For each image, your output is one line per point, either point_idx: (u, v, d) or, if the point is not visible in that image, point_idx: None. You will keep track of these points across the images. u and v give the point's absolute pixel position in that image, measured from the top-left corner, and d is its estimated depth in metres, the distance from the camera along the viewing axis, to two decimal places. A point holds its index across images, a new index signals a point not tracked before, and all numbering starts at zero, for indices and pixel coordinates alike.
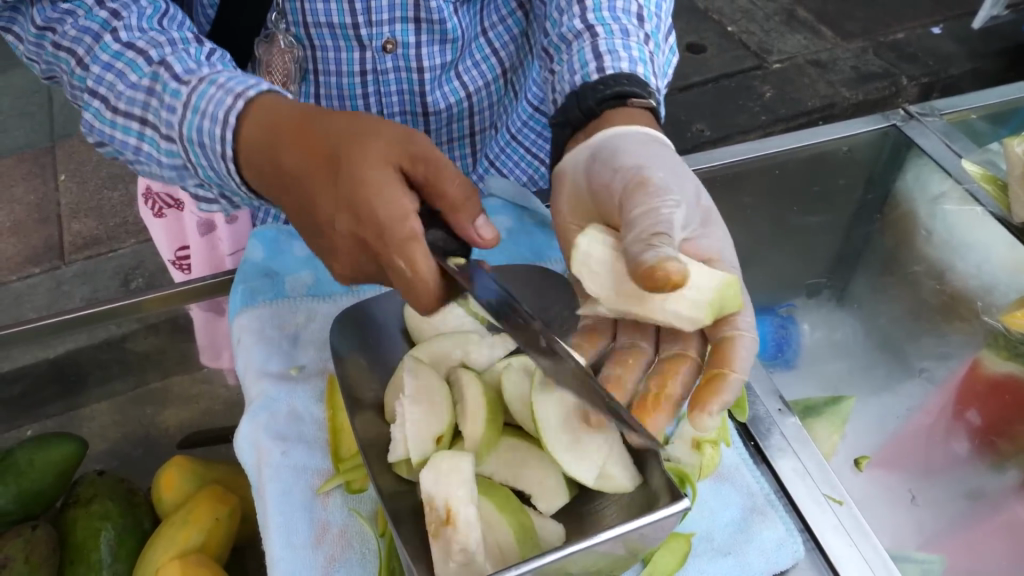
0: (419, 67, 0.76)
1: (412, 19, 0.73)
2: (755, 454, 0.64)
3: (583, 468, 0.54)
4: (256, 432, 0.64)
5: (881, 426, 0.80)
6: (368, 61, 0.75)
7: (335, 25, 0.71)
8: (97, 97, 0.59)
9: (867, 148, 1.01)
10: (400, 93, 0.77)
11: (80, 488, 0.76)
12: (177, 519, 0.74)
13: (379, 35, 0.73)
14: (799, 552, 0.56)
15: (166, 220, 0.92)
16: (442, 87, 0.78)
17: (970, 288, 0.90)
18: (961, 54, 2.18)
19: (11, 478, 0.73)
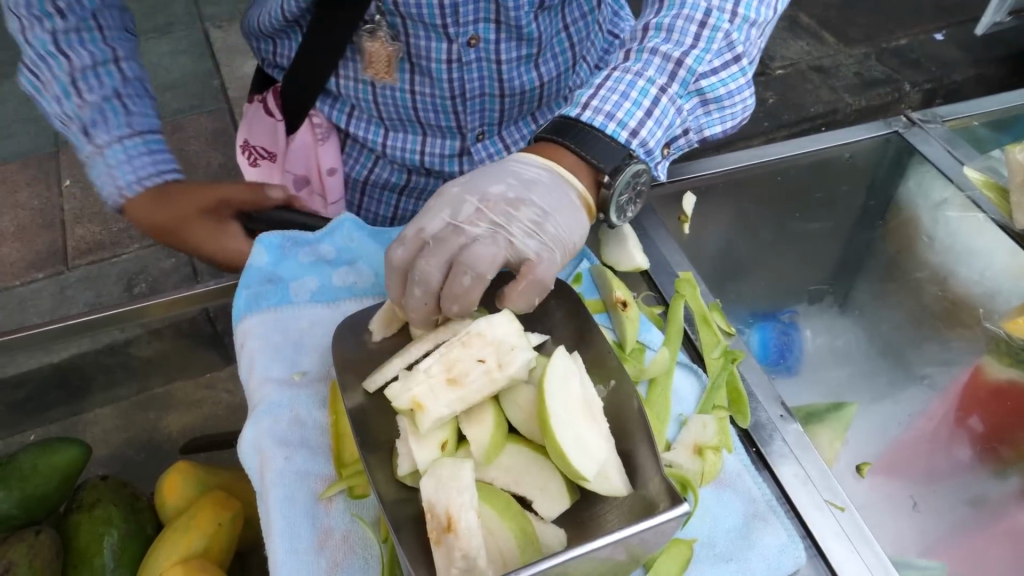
0: (498, 59, 0.86)
1: (493, 20, 0.82)
2: (757, 460, 0.64)
3: (581, 462, 0.53)
4: (259, 437, 0.65)
5: (883, 433, 0.80)
6: (454, 53, 0.84)
7: (427, 22, 0.80)
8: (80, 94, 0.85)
9: (869, 154, 1.02)
10: (482, 80, 0.87)
11: (82, 492, 0.77)
12: (179, 525, 0.75)
13: (465, 32, 0.82)
14: (801, 558, 0.56)
15: (259, 170, 0.99)
16: (519, 75, 0.88)
17: (973, 294, 0.90)
18: (965, 60, 2.19)
19: (16, 483, 0.75)
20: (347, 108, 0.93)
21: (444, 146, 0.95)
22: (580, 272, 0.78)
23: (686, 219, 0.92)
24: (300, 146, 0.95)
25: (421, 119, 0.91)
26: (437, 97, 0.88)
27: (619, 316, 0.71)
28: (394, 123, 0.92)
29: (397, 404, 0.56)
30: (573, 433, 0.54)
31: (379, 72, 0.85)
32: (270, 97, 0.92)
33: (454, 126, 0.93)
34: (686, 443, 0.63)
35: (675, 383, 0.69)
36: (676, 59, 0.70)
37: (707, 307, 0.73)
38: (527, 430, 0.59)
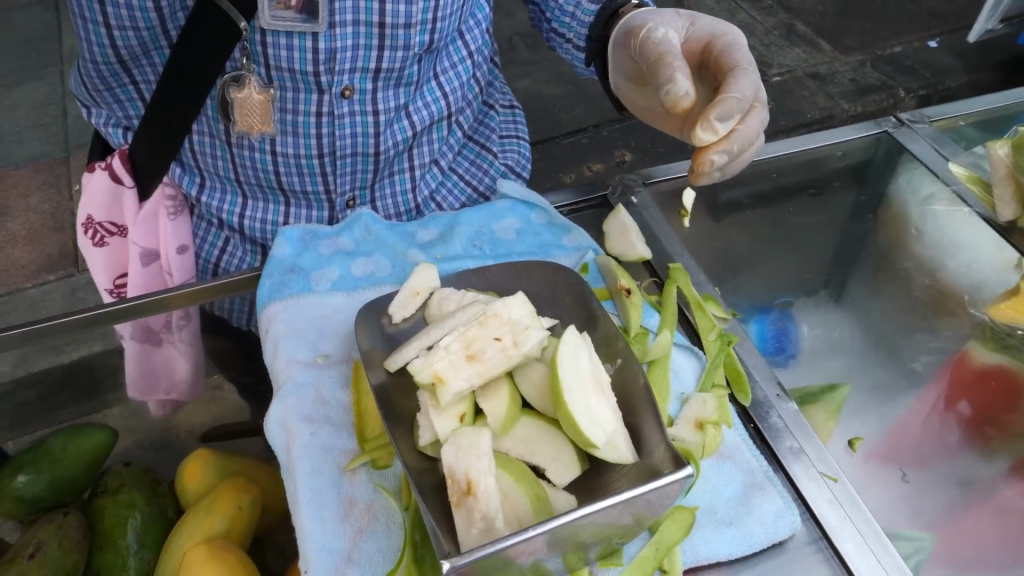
0: (375, 110, 0.84)
1: (371, 69, 0.81)
2: (755, 435, 0.68)
3: (592, 430, 0.57)
4: (285, 415, 0.69)
5: (877, 415, 0.84)
6: (325, 104, 0.81)
7: (297, 71, 0.77)
8: None
9: (862, 152, 1.07)
10: (354, 137, 0.84)
11: (107, 479, 0.76)
12: (201, 508, 0.74)
13: (340, 82, 0.80)
14: (796, 523, 0.61)
15: (106, 250, 0.91)
16: (394, 128, 0.87)
17: (960, 285, 0.94)
18: (958, 67, 2.25)
19: (46, 463, 0.75)
20: (200, 175, 0.88)
21: (311, 217, 0.92)
22: (586, 262, 0.82)
23: (685, 213, 0.96)
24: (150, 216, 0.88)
25: (283, 185, 0.87)
26: (300, 155, 0.84)
27: (623, 302, 0.75)
28: (254, 190, 0.88)
29: (419, 378, 0.59)
30: (583, 402, 0.58)
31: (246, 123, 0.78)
32: (115, 160, 0.84)
33: (322, 191, 0.89)
34: (688, 418, 0.67)
35: (676, 364, 0.73)
36: None
37: (700, 296, 0.78)
38: (540, 404, 0.64)
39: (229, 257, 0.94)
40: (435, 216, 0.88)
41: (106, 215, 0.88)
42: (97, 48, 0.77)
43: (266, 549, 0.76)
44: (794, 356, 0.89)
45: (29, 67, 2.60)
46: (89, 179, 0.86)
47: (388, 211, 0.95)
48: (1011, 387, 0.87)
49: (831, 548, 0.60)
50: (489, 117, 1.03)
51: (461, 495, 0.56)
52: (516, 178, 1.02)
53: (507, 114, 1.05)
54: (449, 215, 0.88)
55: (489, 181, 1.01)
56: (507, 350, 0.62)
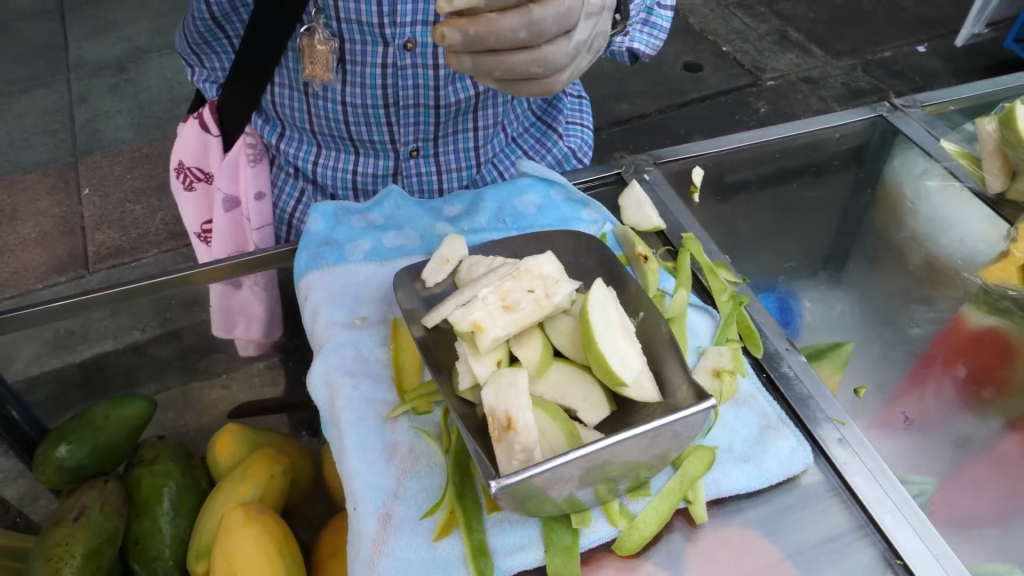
0: (435, 65, 0.90)
1: (432, 23, 0.88)
2: (767, 384, 0.73)
3: (621, 369, 0.62)
4: (328, 371, 0.74)
5: (880, 378, 0.90)
6: (389, 57, 0.89)
7: (364, 23, 0.86)
8: None
9: (859, 136, 1.12)
10: (416, 88, 0.92)
11: (142, 450, 0.82)
12: (235, 476, 0.80)
13: (402, 35, 0.87)
14: (809, 458, 0.66)
15: (195, 195, 1.01)
16: (455, 85, 0.93)
17: (954, 256, 1.00)
18: (946, 71, 2.32)
19: (89, 433, 0.80)
20: (280, 126, 0.98)
21: (377, 166, 1.00)
22: (604, 232, 0.87)
23: (696, 189, 1.03)
24: (231, 163, 0.97)
25: (353, 135, 0.95)
26: (367, 105, 0.92)
27: (640, 266, 0.80)
28: (327, 140, 0.97)
29: (459, 326, 0.64)
30: (611, 345, 0.63)
31: (316, 70, 0.87)
32: (205, 111, 0.94)
33: (387, 140, 0.97)
34: (705, 367, 0.72)
35: (691, 322, 0.78)
36: None
37: (711, 262, 0.83)
38: (570, 353, 0.69)
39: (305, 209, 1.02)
40: (460, 193, 0.93)
41: (195, 159, 0.97)
42: (196, 6, 0.88)
43: (294, 518, 0.81)
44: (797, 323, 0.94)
45: (36, 76, 2.64)
46: (182, 129, 0.96)
47: (449, 166, 1.02)
48: (1004, 351, 0.92)
49: (842, 483, 0.66)
50: (559, 100, 1.10)
51: (501, 430, 0.60)
52: (577, 161, 1.10)
53: (574, 102, 1.14)
54: (473, 192, 0.93)
55: (549, 158, 1.08)
56: (539, 301, 0.67)
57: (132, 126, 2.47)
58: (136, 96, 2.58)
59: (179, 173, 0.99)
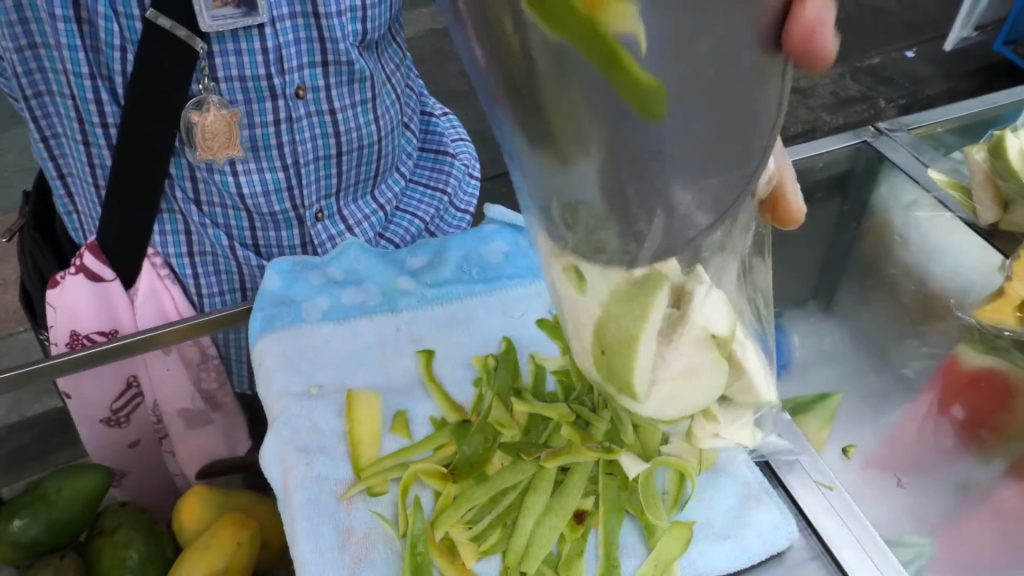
0: (332, 108, 0.91)
1: (320, 62, 0.88)
2: (748, 446, 0.67)
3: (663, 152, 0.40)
4: (280, 448, 0.69)
5: (871, 426, 0.86)
6: (283, 110, 0.88)
7: (249, 78, 0.84)
8: None
9: (842, 163, 1.06)
10: (315, 138, 0.91)
11: (103, 519, 0.92)
12: (200, 545, 0.88)
13: (293, 81, 0.86)
14: (793, 533, 0.61)
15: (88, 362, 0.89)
16: (355, 120, 0.94)
17: (947, 286, 0.96)
18: (936, 76, 2.29)
19: (44, 506, 0.87)
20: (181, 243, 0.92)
21: (282, 237, 0.98)
22: None
23: None
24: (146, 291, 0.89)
25: (250, 207, 0.92)
26: (265, 170, 0.90)
27: None
28: (222, 214, 0.92)
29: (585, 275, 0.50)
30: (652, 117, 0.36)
31: (212, 149, 0.84)
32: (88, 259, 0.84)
33: (289, 207, 0.95)
34: None
35: None
36: None
37: None
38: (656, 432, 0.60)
39: (205, 283, 0.95)
40: (424, 243, 0.89)
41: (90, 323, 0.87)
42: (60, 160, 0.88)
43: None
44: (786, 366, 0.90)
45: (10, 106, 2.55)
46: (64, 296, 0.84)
47: (356, 217, 1.02)
48: (1004, 386, 0.87)
49: (829, 555, 0.61)
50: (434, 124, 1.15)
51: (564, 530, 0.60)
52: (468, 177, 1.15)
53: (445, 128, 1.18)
54: (437, 241, 0.89)
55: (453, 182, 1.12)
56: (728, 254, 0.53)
57: None
58: None
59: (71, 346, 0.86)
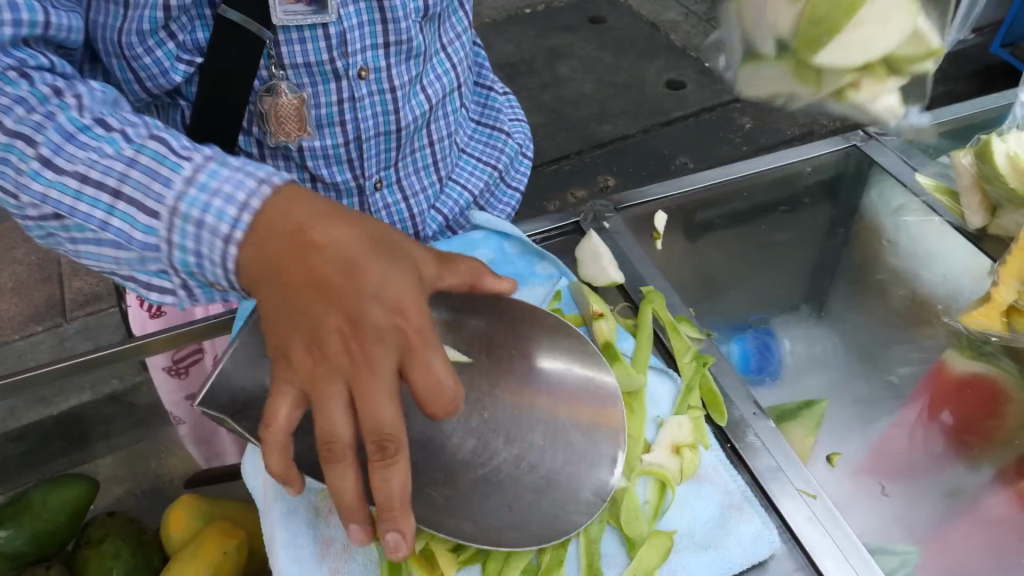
0: (392, 87, 0.82)
1: (383, 44, 0.79)
2: (732, 454, 0.68)
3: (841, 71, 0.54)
4: (261, 458, 0.68)
5: (856, 435, 0.85)
6: (345, 91, 0.80)
7: (313, 63, 0.77)
8: (54, 169, 0.53)
9: (832, 167, 1.08)
10: (375, 117, 0.83)
11: (91, 530, 0.91)
12: (187, 555, 0.87)
13: (355, 64, 0.79)
14: (775, 543, 0.60)
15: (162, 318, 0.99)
16: (411, 102, 0.86)
17: (936, 292, 0.95)
18: (934, 78, 2.27)
19: (29, 518, 0.88)
20: None
21: None
22: (558, 289, 0.82)
23: (660, 235, 0.97)
24: None
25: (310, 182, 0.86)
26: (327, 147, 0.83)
27: (594, 326, 0.76)
28: None
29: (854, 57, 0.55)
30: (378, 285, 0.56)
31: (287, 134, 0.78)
32: None
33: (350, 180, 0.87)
34: (664, 442, 0.67)
35: (650, 386, 0.73)
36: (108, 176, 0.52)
37: (675, 318, 0.78)
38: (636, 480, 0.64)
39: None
40: None
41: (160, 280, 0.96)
42: None
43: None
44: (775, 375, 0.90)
45: None
46: None
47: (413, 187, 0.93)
48: (990, 394, 0.87)
49: (811, 567, 0.60)
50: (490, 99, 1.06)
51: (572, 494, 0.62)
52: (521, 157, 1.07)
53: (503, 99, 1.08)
54: None
55: (504, 159, 1.03)
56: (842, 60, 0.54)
57: None
58: None
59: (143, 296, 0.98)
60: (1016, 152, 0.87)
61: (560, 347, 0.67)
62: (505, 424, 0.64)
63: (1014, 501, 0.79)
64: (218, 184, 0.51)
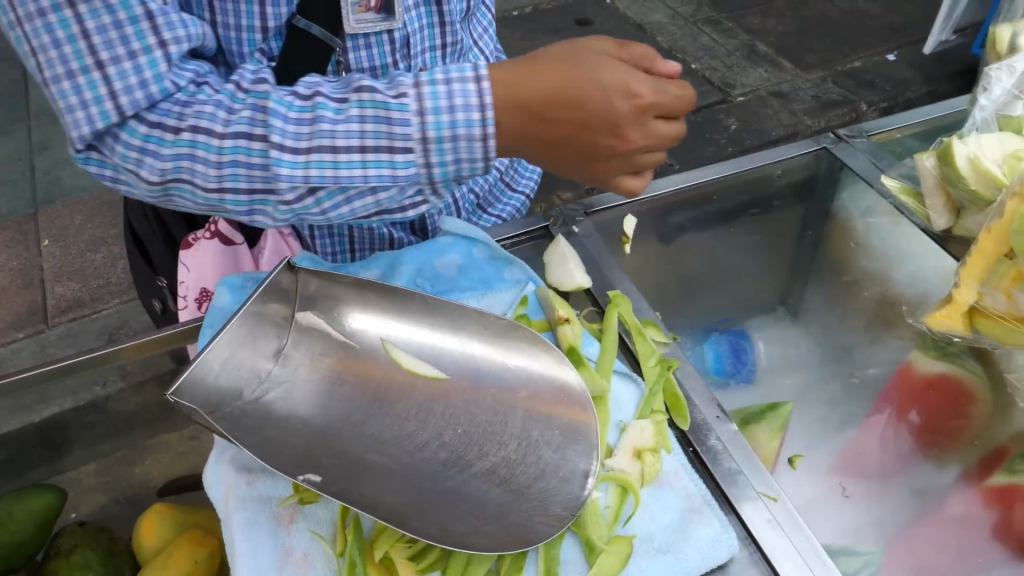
0: None
1: (439, 46, 0.91)
2: (694, 458, 0.68)
3: None
4: (223, 468, 0.68)
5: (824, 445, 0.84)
6: None
7: (377, 67, 0.86)
8: (299, 152, 0.63)
9: (803, 169, 1.09)
10: None
11: (60, 541, 0.91)
12: (158, 563, 0.88)
13: (416, 64, 0.89)
14: (733, 546, 0.60)
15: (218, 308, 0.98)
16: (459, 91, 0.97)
17: (906, 294, 0.96)
18: (917, 78, 2.28)
19: None
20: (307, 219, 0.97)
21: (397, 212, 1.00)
22: (526, 294, 0.82)
23: (627, 240, 0.96)
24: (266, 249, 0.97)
25: None
26: None
27: (560, 330, 0.76)
28: None
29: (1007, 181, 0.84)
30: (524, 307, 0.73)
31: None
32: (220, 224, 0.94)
33: None
34: (626, 446, 0.67)
35: (614, 391, 0.73)
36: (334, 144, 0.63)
37: (640, 322, 0.78)
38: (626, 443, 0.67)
39: (320, 242, 0.99)
40: (377, 255, 0.86)
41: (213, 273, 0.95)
42: None
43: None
44: (750, 373, 0.90)
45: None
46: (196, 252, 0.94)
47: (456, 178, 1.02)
48: (959, 394, 0.86)
49: (771, 571, 0.60)
50: None
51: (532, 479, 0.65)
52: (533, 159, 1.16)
53: None
54: (391, 254, 0.86)
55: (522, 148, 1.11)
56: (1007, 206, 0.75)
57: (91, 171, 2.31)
58: None
59: (201, 301, 0.97)
60: (976, 154, 0.87)
61: (545, 381, 0.70)
62: (471, 443, 0.67)
63: (979, 499, 0.79)
64: (445, 102, 0.62)
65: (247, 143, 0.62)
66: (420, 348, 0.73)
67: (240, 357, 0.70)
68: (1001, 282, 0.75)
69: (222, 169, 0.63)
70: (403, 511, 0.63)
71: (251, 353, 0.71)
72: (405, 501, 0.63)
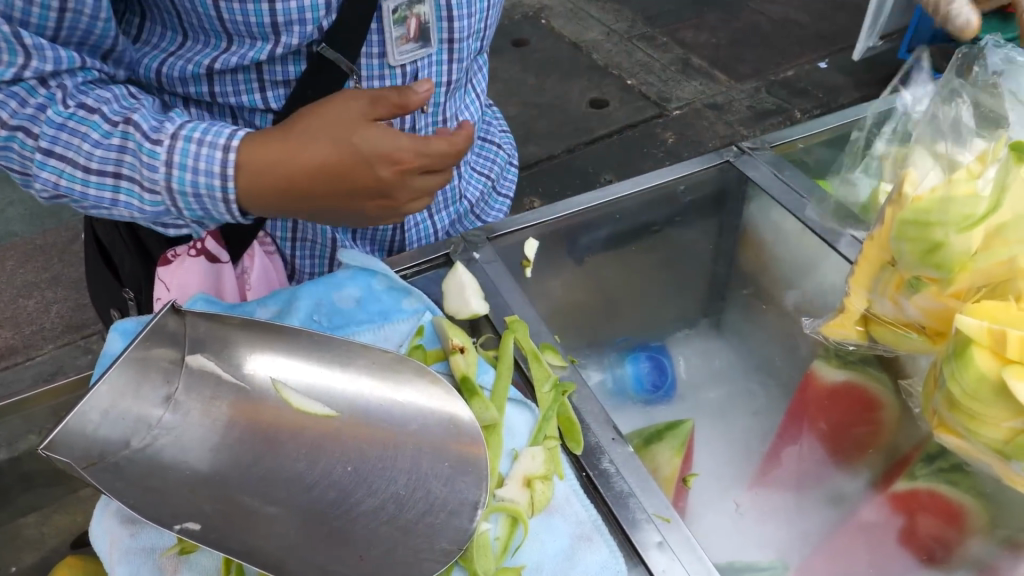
0: (441, 120, 1.02)
1: (444, 82, 0.98)
2: (587, 484, 0.67)
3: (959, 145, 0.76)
4: (107, 521, 0.66)
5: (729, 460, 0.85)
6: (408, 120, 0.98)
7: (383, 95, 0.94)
8: (64, 160, 0.68)
9: (703, 185, 1.08)
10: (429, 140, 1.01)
11: None
12: None
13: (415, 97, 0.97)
14: (621, 571, 0.60)
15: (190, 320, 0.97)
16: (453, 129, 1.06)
17: (813, 301, 0.96)
18: (848, 86, 2.35)
19: None
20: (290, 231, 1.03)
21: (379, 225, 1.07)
22: (422, 323, 0.81)
23: (527, 263, 0.96)
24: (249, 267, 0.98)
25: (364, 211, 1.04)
26: None
27: (455, 359, 0.76)
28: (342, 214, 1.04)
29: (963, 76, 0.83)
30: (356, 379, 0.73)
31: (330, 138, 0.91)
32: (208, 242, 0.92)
33: None
34: (517, 475, 0.67)
35: (508, 419, 0.72)
36: (165, 173, 0.68)
37: (537, 347, 0.78)
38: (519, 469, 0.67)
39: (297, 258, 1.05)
40: (274, 292, 0.84)
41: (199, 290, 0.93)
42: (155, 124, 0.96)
43: None
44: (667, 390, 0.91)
45: None
46: (181, 266, 0.91)
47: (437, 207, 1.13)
48: (864, 399, 0.86)
49: None
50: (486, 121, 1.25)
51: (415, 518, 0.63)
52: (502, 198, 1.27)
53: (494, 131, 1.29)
54: (289, 290, 0.84)
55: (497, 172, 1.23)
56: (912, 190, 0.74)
57: (24, 216, 2.26)
58: (29, 183, 2.36)
59: None
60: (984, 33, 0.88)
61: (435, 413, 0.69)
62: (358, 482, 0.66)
63: (886, 506, 0.78)
64: (195, 163, 0.67)
65: (105, 179, 0.69)
66: (311, 387, 0.72)
67: (122, 406, 0.67)
68: (886, 289, 0.76)
69: (97, 162, 0.69)
70: (285, 556, 0.61)
71: (137, 401, 0.68)
72: (289, 546, 0.62)
